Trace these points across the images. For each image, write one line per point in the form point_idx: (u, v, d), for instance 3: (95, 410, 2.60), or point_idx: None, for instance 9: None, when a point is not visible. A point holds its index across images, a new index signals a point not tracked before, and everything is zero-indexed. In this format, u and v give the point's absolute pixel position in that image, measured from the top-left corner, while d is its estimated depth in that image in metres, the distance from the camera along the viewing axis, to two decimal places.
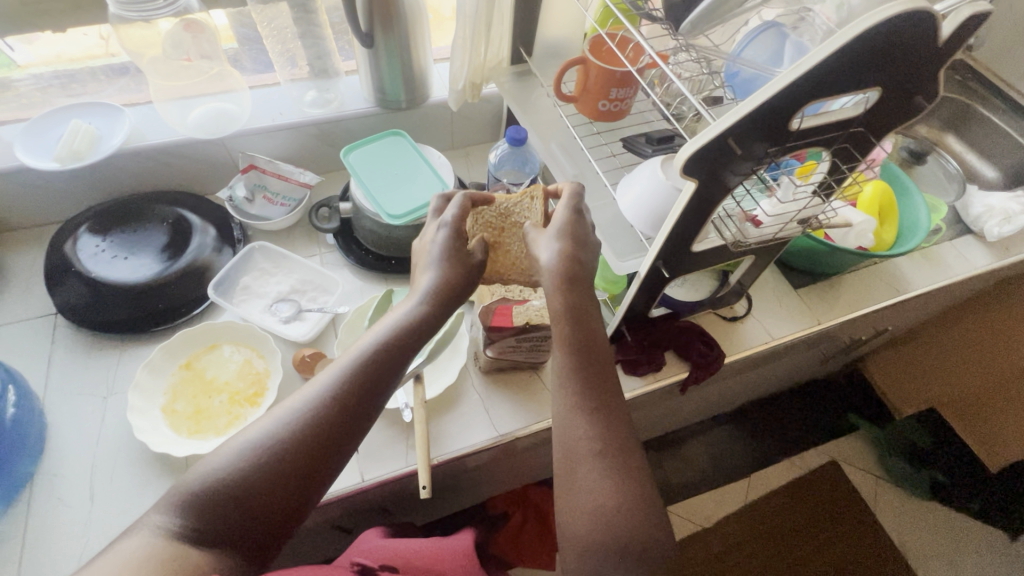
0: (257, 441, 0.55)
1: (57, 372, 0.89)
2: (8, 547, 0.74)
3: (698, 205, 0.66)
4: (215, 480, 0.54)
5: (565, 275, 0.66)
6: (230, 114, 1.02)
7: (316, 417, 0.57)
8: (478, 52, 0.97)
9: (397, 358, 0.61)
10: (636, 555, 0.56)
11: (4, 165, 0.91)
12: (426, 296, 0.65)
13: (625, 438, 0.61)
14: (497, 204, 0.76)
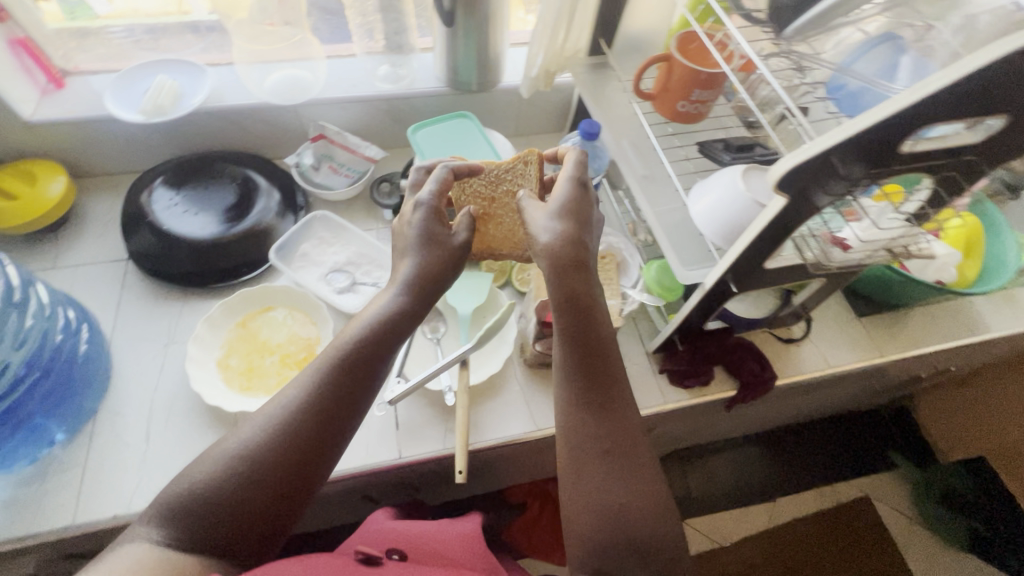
0: (243, 446, 0.57)
1: (125, 315, 0.93)
2: (69, 474, 0.78)
3: (782, 221, 0.62)
4: (205, 492, 0.55)
5: (566, 257, 0.65)
6: (305, 82, 1.04)
7: (298, 421, 0.58)
8: (559, 40, 0.95)
9: (381, 356, 0.64)
10: (647, 552, 0.58)
11: (94, 113, 0.95)
12: (403, 288, 0.67)
13: (629, 436, 0.63)
14: (487, 172, 0.77)
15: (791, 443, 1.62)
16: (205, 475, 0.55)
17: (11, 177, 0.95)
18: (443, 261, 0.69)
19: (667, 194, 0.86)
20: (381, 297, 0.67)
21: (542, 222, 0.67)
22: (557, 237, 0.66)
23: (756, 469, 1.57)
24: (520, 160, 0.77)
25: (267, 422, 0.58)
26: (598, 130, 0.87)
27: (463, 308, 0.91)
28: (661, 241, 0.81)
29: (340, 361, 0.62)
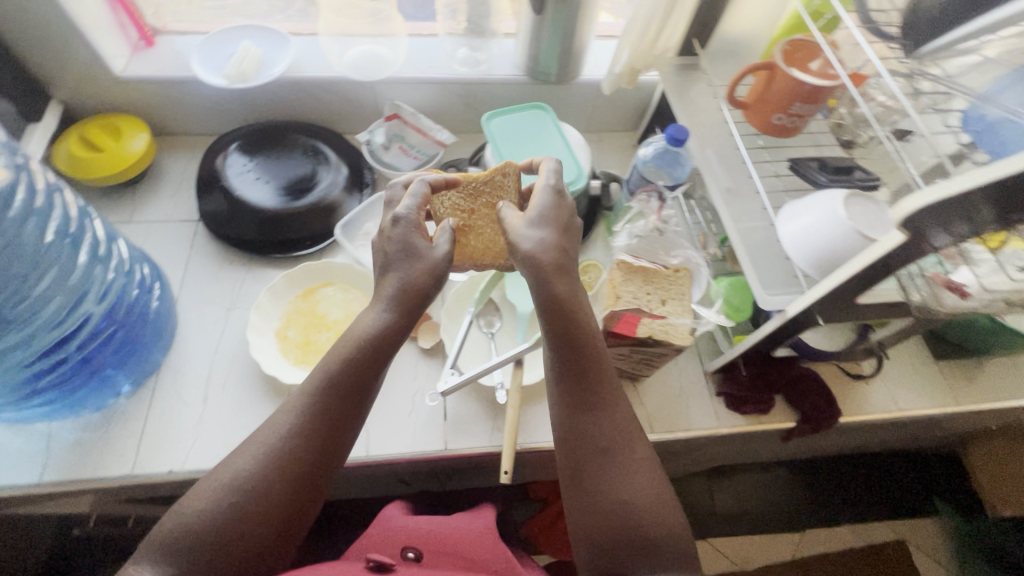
0: (234, 480, 0.56)
1: (191, 275, 0.95)
2: (131, 425, 0.81)
3: (893, 258, 0.57)
4: (197, 530, 0.54)
5: (548, 265, 0.63)
6: (384, 60, 1.03)
7: (287, 454, 0.57)
8: (651, 37, 0.90)
9: (367, 384, 0.62)
10: (648, 542, 0.61)
11: (180, 74, 0.97)
12: (388, 314, 0.63)
13: (622, 432, 0.64)
14: (464, 185, 0.74)
15: (825, 474, 1.52)
16: (197, 512, 0.55)
17: (99, 129, 0.98)
18: (431, 273, 0.64)
19: (752, 211, 0.81)
20: (368, 319, 0.63)
21: (525, 234, 0.65)
22: (543, 247, 0.64)
23: (783, 493, 1.49)
24: (497, 172, 0.74)
25: (257, 457, 0.57)
26: (685, 137, 0.82)
27: (523, 306, 0.90)
28: (742, 261, 0.76)
29: (329, 390, 0.60)
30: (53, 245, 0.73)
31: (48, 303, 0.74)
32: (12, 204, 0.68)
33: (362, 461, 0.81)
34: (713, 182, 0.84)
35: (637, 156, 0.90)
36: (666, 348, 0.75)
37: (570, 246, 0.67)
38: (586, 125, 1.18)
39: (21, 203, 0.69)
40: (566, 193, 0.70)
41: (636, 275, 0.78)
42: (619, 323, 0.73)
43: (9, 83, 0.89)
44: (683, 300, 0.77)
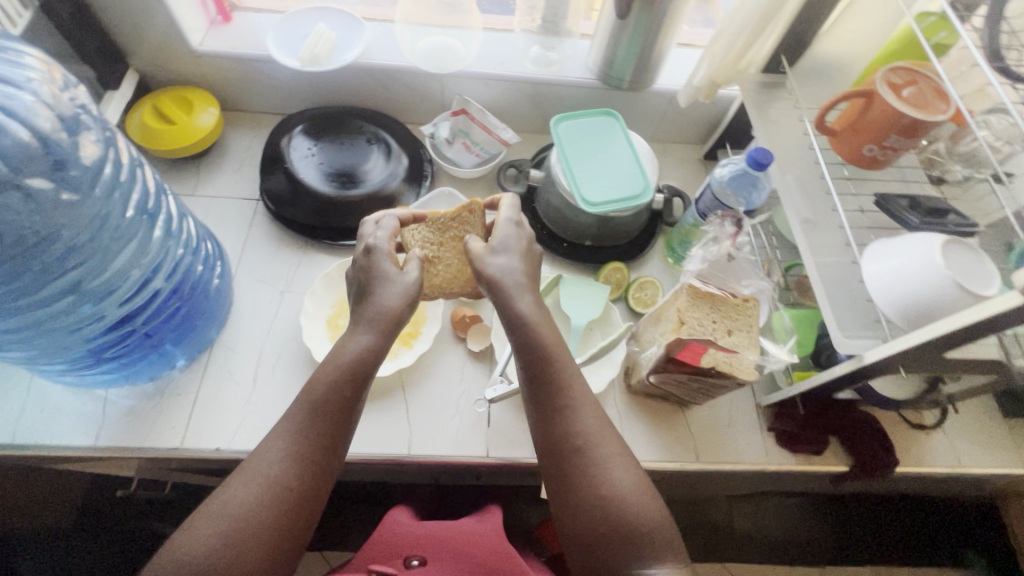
0: (228, 509, 0.56)
1: (249, 254, 0.95)
2: (182, 398, 0.82)
3: (1004, 318, 0.53)
4: (194, 565, 0.53)
5: (512, 287, 0.66)
6: (456, 52, 1.01)
7: (277, 474, 0.58)
8: (740, 51, 0.87)
9: (352, 403, 0.62)
10: (638, 539, 0.60)
11: (256, 52, 0.97)
12: (373, 333, 0.63)
13: (593, 430, 0.64)
14: (432, 221, 0.75)
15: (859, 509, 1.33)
16: (192, 546, 0.54)
17: (170, 100, 0.99)
18: (409, 299, 0.65)
19: (831, 246, 0.77)
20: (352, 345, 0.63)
21: (491, 262, 0.67)
22: (512, 277, 0.67)
23: (809, 522, 1.34)
24: (464, 208, 0.75)
25: (250, 487, 0.57)
26: (768, 161, 0.78)
27: (577, 319, 0.89)
28: (819, 298, 0.73)
29: (317, 413, 0.60)
30: (132, 222, 0.72)
31: (122, 280, 0.73)
32: (97, 180, 0.67)
33: (405, 459, 0.82)
34: (792, 211, 0.81)
35: (710, 175, 0.86)
36: (728, 381, 0.72)
37: (533, 273, 0.71)
38: (651, 135, 1.15)
39: (107, 180, 0.68)
40: (526, 222, 0.73)
41: (703, 301, 0.74)
42: (683, 351, 0.70)
43: (91, 49, 0.90)
44: (750, 333, 0.74)
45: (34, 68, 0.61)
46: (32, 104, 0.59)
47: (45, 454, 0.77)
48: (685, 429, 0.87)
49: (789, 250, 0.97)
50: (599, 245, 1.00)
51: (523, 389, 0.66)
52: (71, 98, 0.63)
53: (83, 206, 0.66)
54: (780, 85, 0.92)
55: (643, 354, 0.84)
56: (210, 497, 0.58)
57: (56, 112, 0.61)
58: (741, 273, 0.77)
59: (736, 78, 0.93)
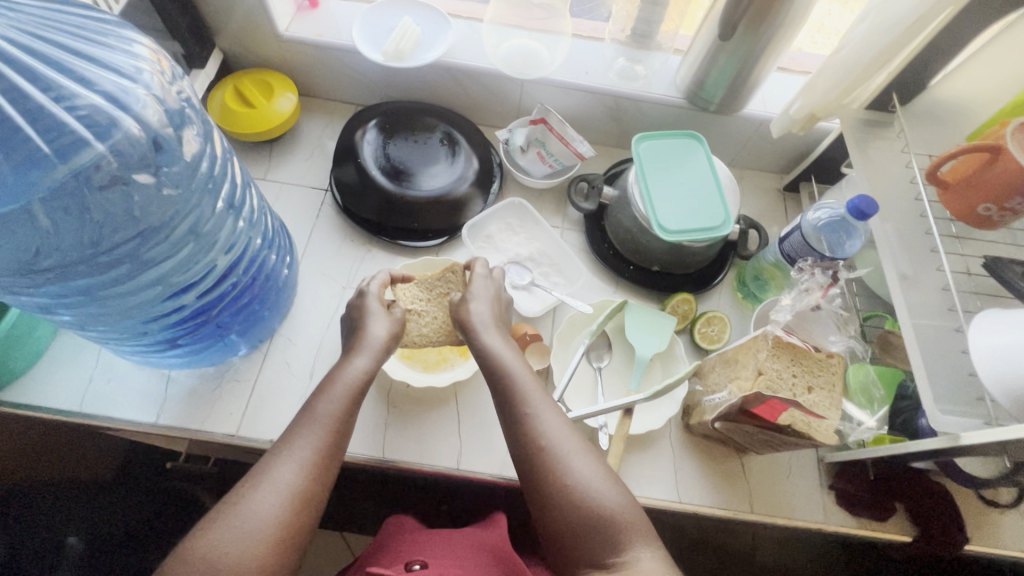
0: (243, 511, 0.59)
1: (315, 244, 0.95)
2: (242, 385, 0.82)
3: None
4: (215, 557, 0.56)
5: (478, 326, 0.74)
6: (540, 57, 0.98)
7: (276, 461, 0.63)
8: (849, 87, 0.81)
9: (349, 411, 0.68)
10: (609, 526, 0.61)
11: (341, 42, 0.96)
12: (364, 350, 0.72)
13: (556, 430, 0.66)
14: (421, 280, 0.83)
15: None
16: (208, 549, 0.56)
17: (251, 83, 0.99)
18: (395, 333, 0.75)
19: (931, 308, 0.72)
20: (353, 368, 0.71)
21: (471, 308, 0.76)
22: (482, 320, 0.75)
23: None
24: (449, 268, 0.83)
25: (267, 493, 0.60)
26: (872, 211, 0.73)
27: (641, 350, 0.85)
28: (913, 365, 0.68)
29: (329, 422, 0.67)
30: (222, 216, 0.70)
31: (206, 275, 0.71)
32: (195, 174, 0.66)
33: (452, 473, 0.81)
34: (890, 266, 0.75)
35: (801, 216, 0.82)
36: (803, 441, 0.68)
37: (503, 316, 0.79)
38: (731, 159, 1.10)
39: (203, 175, 0.67)
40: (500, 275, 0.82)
41: (784, 352, 0.70)
42: (760, 405, 0.66)
43: (182, 26, 0.90)
44: (831, 392, 0.70)
45: (147, 59, 0.62)
46: (144, 97, 0.60)
47: (107, 426, 0.79)
48: (741, 477, 0.84)
49: (870, 299, 0.92)
50: (667, 273, 0.96)
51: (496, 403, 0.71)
52: (177, 91, 0.64)
53: (181, 203, 0.65)
54: (886, 125, 0.86)
55: (707, 396, 0.80)
56: (222, 503, 0.60)
57: (164, 106, 0.62)
58: (829, 328, 0.72)
59: (838, 113, 0.87)
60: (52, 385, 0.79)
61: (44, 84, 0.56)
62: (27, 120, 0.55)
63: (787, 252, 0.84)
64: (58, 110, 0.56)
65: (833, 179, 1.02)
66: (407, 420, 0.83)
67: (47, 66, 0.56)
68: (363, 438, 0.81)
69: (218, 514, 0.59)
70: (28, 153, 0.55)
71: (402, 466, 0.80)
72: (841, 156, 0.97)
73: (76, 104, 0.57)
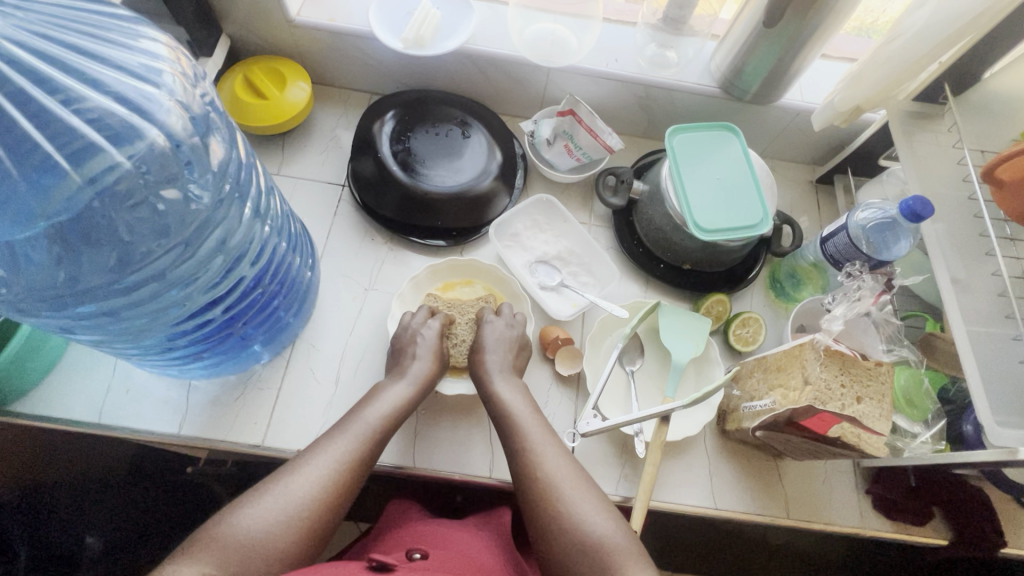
0: (280, 492, 0.61)
1: (336, 242, 0.91)
2: (265, 394, 0.79)
3: None
4: (244, 535, 0.57)
5: (489, 371, 0.77)
6: (566, 42, 0.92)
7: (308, 456, 0.65)
8: (899, 79, 0.77)
9: (388, 423, 0.71)
10: (601, 553, 0.59)
11: (356, 27, 0.90)
12: (410, 378, 0.75)
13: (557, 466, 0.67)
14: (460, 312, 0.86)
15: None
16: (243, 524, 0.58)
17: (262, 72, 0.94)
18: (432, 354, 0.78)
19: (985, 314, 0.69)
20: (392, 388, 0.74)
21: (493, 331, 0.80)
22: (502, 359, 0.77)
23: None
24: (481, 298, 0.87)
25: (303, 479, 0.62)
26: (927, 212, 0.69)
27: (678, 355, 0.82)
28: (968, 374, 0.66)
29: (372, 430, 0.70)
30: (249, 227, 0.65)
31: (232, 288, 0.67)
32: (221, 185, 0.61)
33: (484, 481, 0.79)
34: (945, 270, 0.72)
35: (847, 217, 0.78)
36: (855, 452, 0.66)
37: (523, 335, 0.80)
38: (763, 150, 1.05)
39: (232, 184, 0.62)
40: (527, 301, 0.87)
41: (833, 359, 0.68)
42: (810, 418, 0.65)
43: (189, 11, 0.83)
44: (881, 403, 0.67)
45: (166, 59, 0.58)
46: (167, 103, 0.56)
47: (128, 437, 0.76)
48: (778, 482, 0.83)
49: (908, 300, 0.89)
50: (699, 271, 0.93)
51: (518, 424, 0.72)
52: (201, 94, 0.60)
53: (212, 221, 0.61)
54: (935, 118, 0.82)
55: (746, 402, 0.78)
56: (257, 485, 0.62)
57: (189, 112, 0.58)
58: (874, 337, 0.71)
59: (884, 105, 0.83)
60: (69, 395, 0.76)
61: (50, 87, 0.51)
62: (36, 126, 0.51)
63: (830, 253, 0.81)
64: (69, 116, 0.52)
65: (870, 172, 0.99)
66: (437, 425, 0.81)
67: (53, 67, 0.51)
68: (393, 446, 0.79)
69: (255, 493, 0.61)
70: (39, 161, 0.51)
71: (435, 474, 0.79)
72: (881, 149, 0.93)
73: (85, 108, 0.53)
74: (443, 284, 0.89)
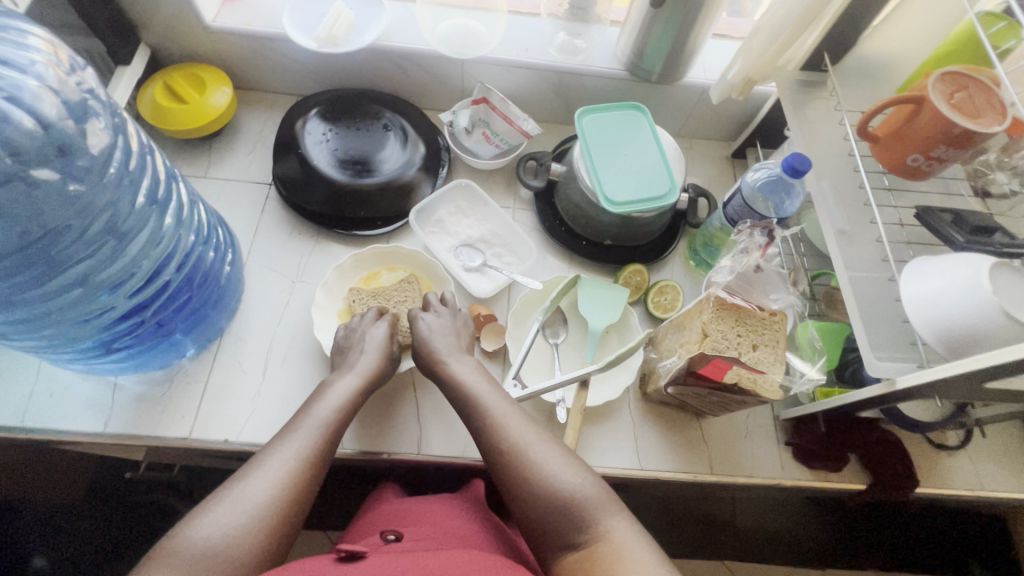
0: (239, 497, 0.60)
1: (261, 238, 0.93)
2: (192, 388, 0.80)
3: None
4: (206, 546, 0.56)
5: (413, 349, 0.79)
6: (478, 36, 0.97)
7: (264, 458, 0.65)
8: (778, 50, 0.82)
9: (340, 416, 0.71)
10: (575, 508, 0.62)
11: (271, 30, 0.93)
12: (356, 370, 0.76)
13: (480, 434, 0.70)
14: (385, 295, 0.88)
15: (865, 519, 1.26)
16: (201, 530, 0.57)
17: (183, 79, 0.96)
18: (354, 337, 0.80)
19: (866, 260, 0.74)
20: (339, 382, 0.74)
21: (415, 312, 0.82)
22: (419, 338, 0.80)
23: (816, 523, 1.26)
24: (404, 281, 0.89)
25: (261, 480, 0.62)
26: (805, 169, 0.74)
27: (595, 323, 0.85)
28: (851, 316, 0.70)
29: (324, 425, 0.70)
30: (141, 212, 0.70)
31: (131, 274, 0.71)
32: (106, 171, 0.65)
33: (414, 458, 0.81)
34: (828, 221, 0.77)
35: (741, 179, 0.84)
36: (750, 398, 0.69)
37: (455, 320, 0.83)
38: (679, 129, 1.10)
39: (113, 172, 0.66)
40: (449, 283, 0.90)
41: (728, 312, 0.71)
42: (706, 365, 0.67)
43: (102, 20, 0.86)
44: (775, 348, 0.71)
45: (41, 50, 0.60)
46: (36, 89, 0.58)
47: (55, 439, 0.77)
48: (701, 440, 0.86)
49: (816, 258, 0.94)
50: (620, 246, 0.97)
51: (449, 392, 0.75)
52: (77, 82, 0.62)
53: (89, 201, 0.65)
54: (819, 85, 0.87)
55: (661, 362, 0.82)
56: (213, 493, 0.61)
57: (62, 97, 0.60)
58: (768, 288, 0.74)
59: (773, 76, 0.88)
60: None
61: None
62: None
63: (730, 216, 0.85)
64: None
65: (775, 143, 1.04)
66: (366, 410, 0.83)
67: None
68: None
69: (212, 500, 0.60)
70: None
71: (363, 455, 0.80)
72: (781, 120, 0.98)
73: None
74: (367, 274, 0.91)
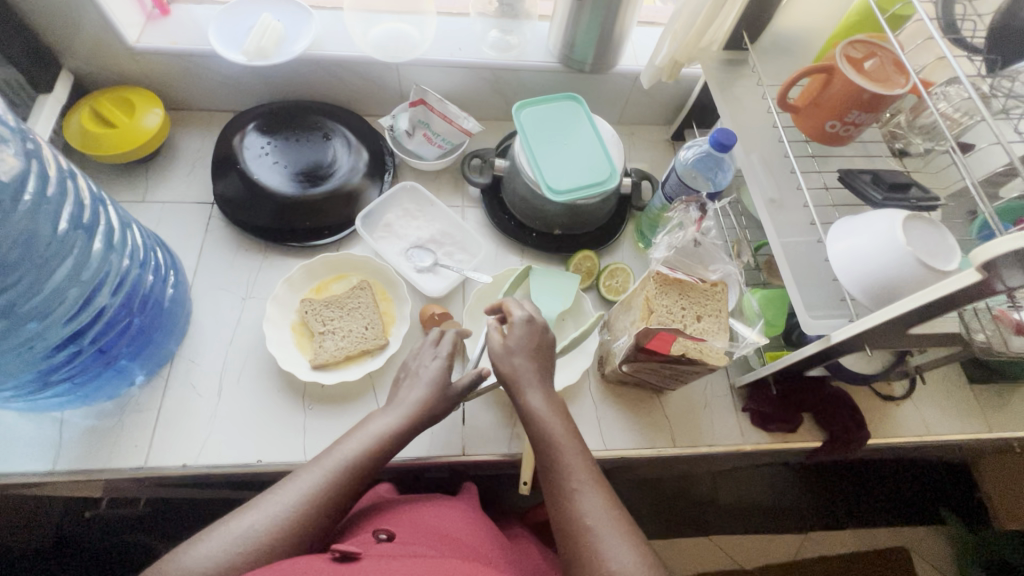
0: (241, 533, 0.56)
1: (206, 259, 0.91)
2: (144, 416, 0.78)
3: (937, 303, 0.55)
4: None
5: None
6: (410, 39, 0.98)
7: (281, 495, 0.59)
8: (699, 31, 0.85)
9: (370, 460, 0.65)
10: None
11: (199, 47, 0.92)
12: (405, 411, 0.69)
13: (558, 497, 0.61)
14: (336, 302, 0.88)
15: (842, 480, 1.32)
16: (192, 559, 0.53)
17: (111, 103, 0.94)
18: None
19: (796, 225, 0.77)
20: (381, 419, 0.69)
21: None
22: None
23: (792, 489, 1.30)
24: (355, 287, 0.89)
25: (268, 515, 0.57)
26: (731, 143, 0.77)
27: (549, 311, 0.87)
28: (785, 279, 0.73)
29: (354, 471, 0.63)
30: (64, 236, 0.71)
31: (58, 301, 0.72)
32: (19, 198, 0.67)
33: None
34: (758, 190, 0.80)
35: (675, 159, 0.87)
36: (699, 367, 0.71)
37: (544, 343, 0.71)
38: (619, 117, 1.13)
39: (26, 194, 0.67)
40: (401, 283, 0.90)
41: (671, 287, 0.73)
42: (653, 340, 0.69)
43: (16, 49, 0.84)
44: (718, 317, 0.73)
45: None
46: None
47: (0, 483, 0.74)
48: (663, 416, 0.87)
49: (756, 230, 0.97)
50: (569, 234, 0.99)
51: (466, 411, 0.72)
52: None
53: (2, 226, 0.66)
54: (742, 63, 0.91)
55: (615, 343, 0.83)
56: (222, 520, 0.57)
57: None
58: (708, 261, 0.77)
59: (698, 57, 0.91)
60: None
61: None
62: None
63: (668, 194, 0.88)
64: None
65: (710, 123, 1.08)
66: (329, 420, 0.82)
67: None
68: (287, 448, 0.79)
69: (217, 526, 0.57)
70: None
71: None
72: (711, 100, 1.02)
73: None
74: (318, 284, 0.91)
